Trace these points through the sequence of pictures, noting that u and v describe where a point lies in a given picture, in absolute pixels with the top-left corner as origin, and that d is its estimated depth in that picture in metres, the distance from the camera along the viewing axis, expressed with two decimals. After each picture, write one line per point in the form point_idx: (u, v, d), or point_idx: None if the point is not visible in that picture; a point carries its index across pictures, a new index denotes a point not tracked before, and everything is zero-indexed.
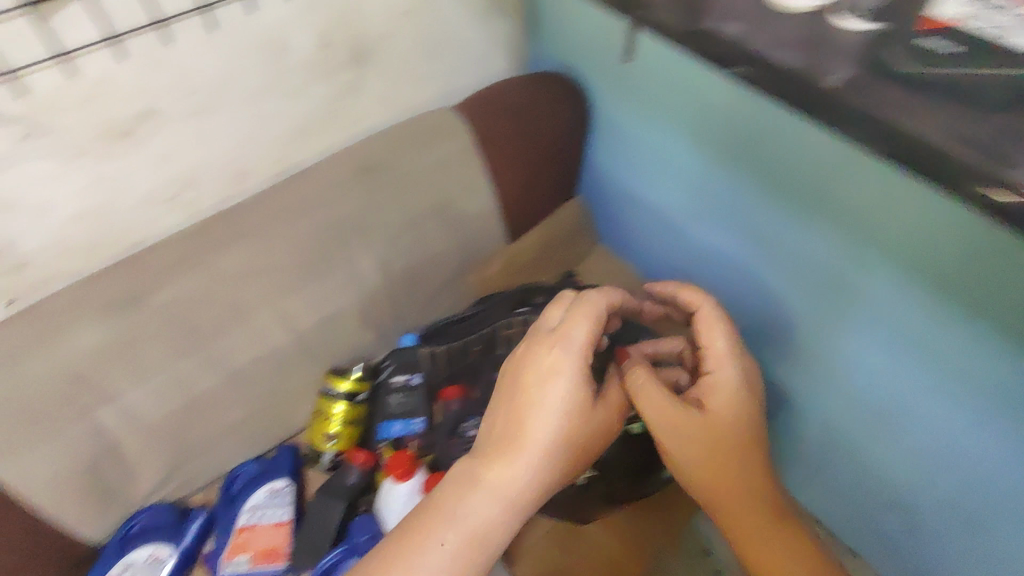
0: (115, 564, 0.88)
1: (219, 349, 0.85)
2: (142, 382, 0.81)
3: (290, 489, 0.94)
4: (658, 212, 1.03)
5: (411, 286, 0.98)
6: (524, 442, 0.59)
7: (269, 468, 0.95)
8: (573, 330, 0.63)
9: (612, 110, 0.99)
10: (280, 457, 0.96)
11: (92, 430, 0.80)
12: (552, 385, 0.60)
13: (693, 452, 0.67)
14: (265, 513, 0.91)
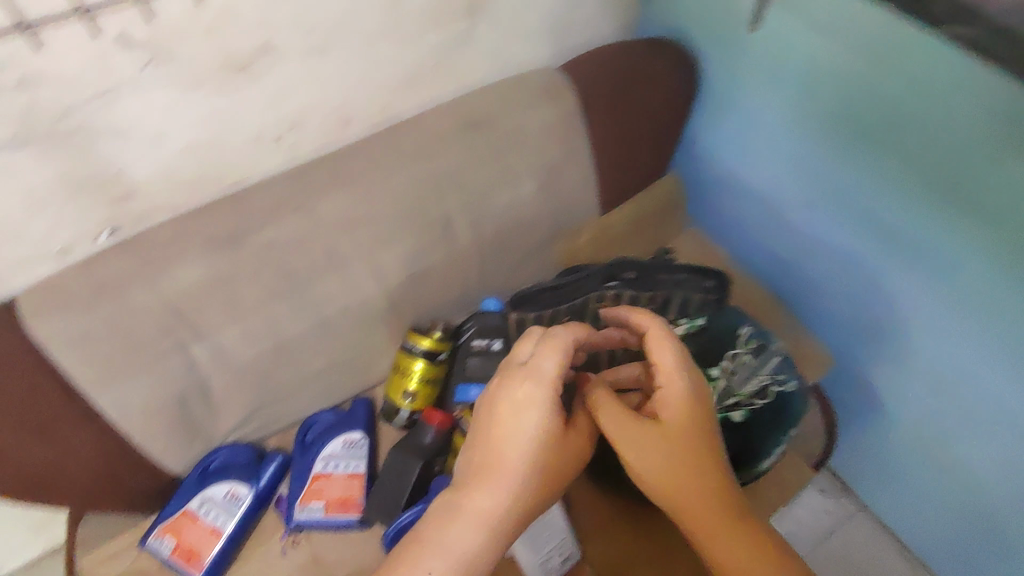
0: (194, 496, 0.89)
1: (312, 295, 0.85)
2: (235, 322, 0.82)
3: (365, 442, 0.95)
4: (762, 194, 1.00)
5: (499, 250, 0.96)
6: (498, 474, 0.60)
7: (345, 419, 0.96)
8: (543, 364, 0.62)
9: (729, 83, 0.94)
10: (355, 409, 0.97)
11: (185, 365, 0.81)
12: (524, 420, 0.61)
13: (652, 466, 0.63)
14: (340, 463, 0.92)
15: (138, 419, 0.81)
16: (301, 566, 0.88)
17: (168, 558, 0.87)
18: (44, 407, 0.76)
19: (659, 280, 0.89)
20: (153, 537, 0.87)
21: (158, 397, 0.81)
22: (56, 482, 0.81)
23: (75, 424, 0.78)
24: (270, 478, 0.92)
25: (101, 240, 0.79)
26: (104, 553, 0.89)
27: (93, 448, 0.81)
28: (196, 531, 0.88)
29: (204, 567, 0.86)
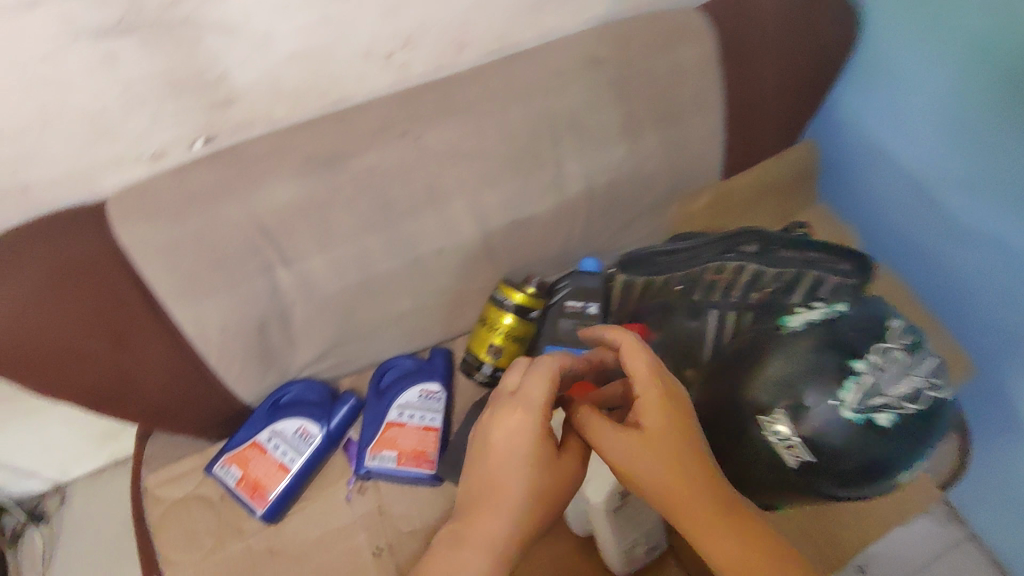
0: (263, 429, 0.86)
1: (406, 231, 0.79)
2: (326, 250, 0.76)
3: (443, 395, 0.90)
4: (909, 176, 0.88)
5: (606, 205, 0.88)
6: (501, 503, 0.57)
7: (424, 369, 0.91)
8: (531, 391, 0.59)
9: (891, 40, 0.82)
10: (434, 360, 0.92)
11: (269, 290, 0.76)
12: (519, 452, 0.58)
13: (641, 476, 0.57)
14: (414, 414, 0.88)
15: (215, 342, 0.77)
16: (366, 514, 0.85)
17: (233, 488, 0.84)
18: (122, 316, 0.72)
19: (784, 259, 0.79)
20: (219, 465, 0.85)
21: (238, 321, 0.76)
22: (128, 395, 0.78)
23: (152, 338, 0.75)
24: (342, 420, 0.88)
25: (195, 148, 0.74)
26: (171, 473, 0.87)
27: (166, 366, 0.77)
28: (263, 465, 0.85)
29: (269, 503, 0.82)
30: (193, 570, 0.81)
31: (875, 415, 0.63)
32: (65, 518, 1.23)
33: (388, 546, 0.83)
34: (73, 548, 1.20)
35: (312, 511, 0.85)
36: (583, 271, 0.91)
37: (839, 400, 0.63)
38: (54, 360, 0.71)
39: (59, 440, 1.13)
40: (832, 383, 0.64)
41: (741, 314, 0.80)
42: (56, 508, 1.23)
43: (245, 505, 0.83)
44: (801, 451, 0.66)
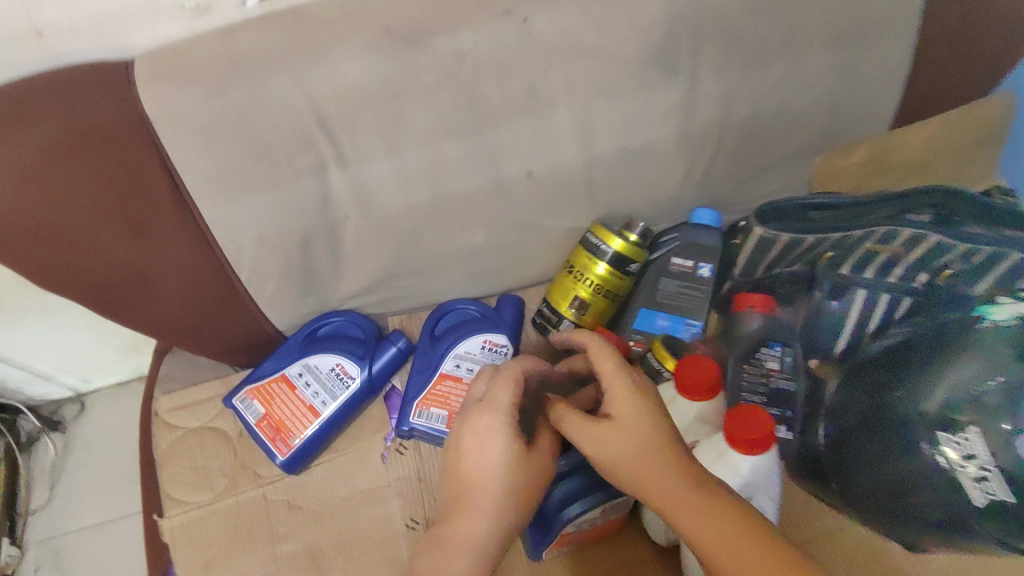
0: (296, 362, 0.73)
1: (492, 144, 0.63)
2: (392, 155, 0.61)
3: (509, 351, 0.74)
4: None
5: (739, 145, 0.71)
6: (479, 506, 0.49)
7: (489, 316, 0.76)
8: (497, 394, 0.52)
9: None
10: (502, 307, 0.76)
11: (318, 196, 0.62)
12: (492, 453, 0.49)
13: (619, 467, 0.47)
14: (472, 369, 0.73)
15: (248, 252, 0.63)
16: (401, 479, 0.72)
17: (252, 426, 0.71)
18: (142, 206, 0.58)
19: None
20: (239, 398, 0.72)
21: (277, 229, 0.62)
22: (144, 305, 0.65)
23: (175, 239, 0.61)
24: (387, 364, 0.74)
25: (249, 5, 0.57)
26: (186, 400, 0.75)
27: (192, 277, 0.64)
28: (290, 404, 0.72)
29: (292, 449, 0.70)
30: (198, 514, 0.70)
31: None
32: (82, 429, 1.14)
33: (425, 521, 0.69)
34: (86, 461, 1.12)
35: (340, 466, 0.72)
36: (695, 223, 0.73)
37: None
38: (57, 249, 0.58)
39: (80, 345, 1.04)
40: None
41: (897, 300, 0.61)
42: (74, 418, 1.15)
43: (263, 448, 0.70)
44: (997, 489, 0.51)
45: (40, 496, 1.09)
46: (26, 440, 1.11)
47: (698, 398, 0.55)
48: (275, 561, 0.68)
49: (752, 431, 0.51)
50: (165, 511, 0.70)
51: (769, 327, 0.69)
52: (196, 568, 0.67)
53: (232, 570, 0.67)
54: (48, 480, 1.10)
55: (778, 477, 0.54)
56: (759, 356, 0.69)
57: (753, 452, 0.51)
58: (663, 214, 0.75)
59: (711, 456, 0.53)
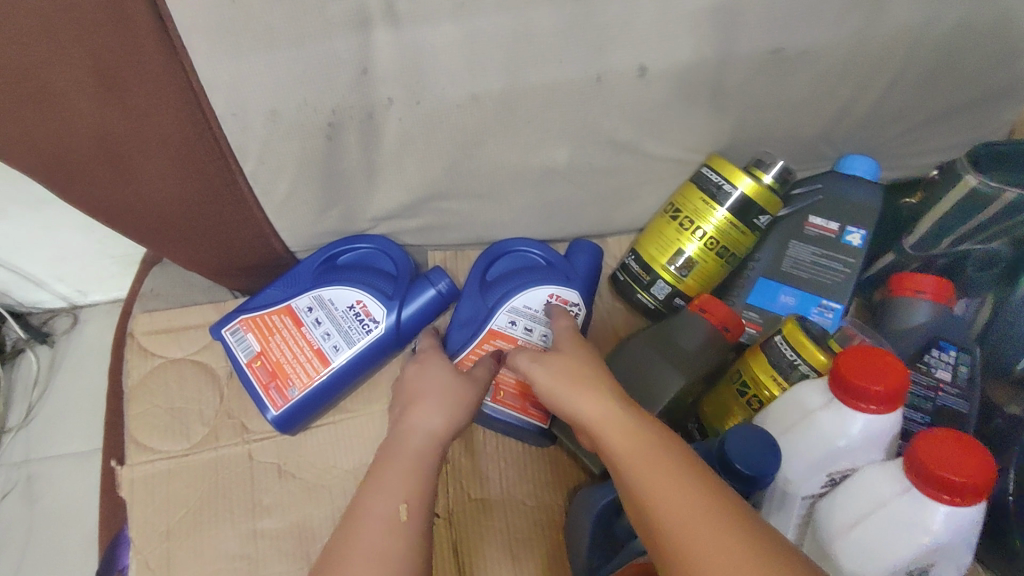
0: (308, 293, 0.57)
1: (601, 18, 0.43)
2: (460, 16, 0.42)
3: (578, 313, 0.57)
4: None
5: (931, 69, 0.51)
6: (424, 404, 0.45)
7: (557, 266, 0.59)
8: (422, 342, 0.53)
9: None
10: (575, 257, 0.59)
11: (355, 62, 0.44)
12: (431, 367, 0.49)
13: (577, 409, 0.40)
14: (528, 328, 0.56)
15: (255, 134, 0.47)
16: None
17: (242, 366, 0.56)
18: (121, 51, 0.40)
19: None
20: (231, 329, 0.57)
21: (295, 106, 0.45)
22: (115, 189, 0.49)
23: (163, 104, 0.43)
24: (416, 313, 0.57)
25: None
26: (170, 323, 0.61)
27: (185, 162, 0.47)
28: (292, 345, 0.56)
29: (289, 403, 0.55)
30: (166, 468, 0.55)
31: None
32: (72, 346, 1.02)
33: (447, 513, 0.54)
34: (73, 380, 1.00)
35: (348, 428, 0.57)
36: (844, 173, 0.55)
37: None
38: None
39: (71, 251, 0.90)
40: None
41: None
42: (64, 332, 1.02)
43: (254, 395, 0.55)
44: None
45: (16, 415, 0.97)
46: (10, 350, 0.99)
47: (864, 410, 0.39)
48: (253, 538, 0.53)
49: (957, 469, 0.34)
50: (126, 458, 0.56)
51: (941, 324, 0.50)
52: (156, 535, 0.53)
53: (199, 544, 0.53)
54: (28, 398, 0.98)
55: (975, 532, 0.37)
56: (925, 362, 0.49)
57: (954, 500, 0.35)
58: (797, 156, 0.58)
59: (884, 493, 0.37)
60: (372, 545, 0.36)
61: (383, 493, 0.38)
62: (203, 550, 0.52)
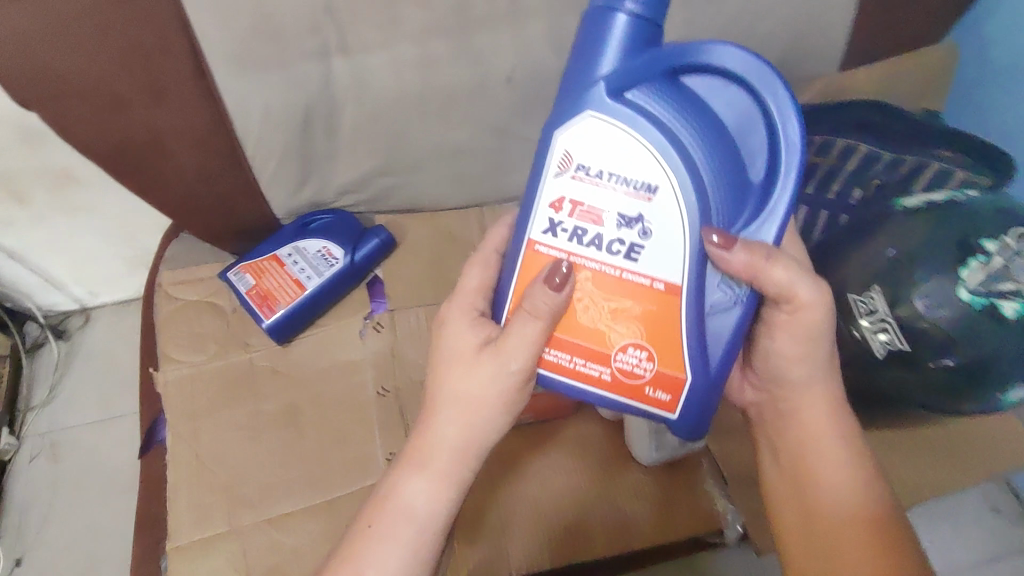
0: (287, 245, 0.81)
1: (475, 46, 0.69)
2: (386, 46, 0.67)
3: (579, 181, 0.48)
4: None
5: None
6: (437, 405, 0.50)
7: (668, 112, 0.46)
8: (466, 287, 0.52)
9: None
10: (614, 29, 0.44)
11: (320, 79, 0.68)
12: (451, 336, 0.50)
13: (801, 418, 0.54)
14: (630, 230, 0.48)
15: (253, 131, 0.70)
16: (377, 353, 0.78)
17: (243, 295, 0.79)
18: (161, 73, 0.63)
19: (918, 148, 0.66)
20: (234, 271, 0.80)
21: (282, 109, 0.69)
22: (156, 173, 0.71)
23: (191, 109, 0.67)
24: (698, 265, 0.48)
25: None
26: (187, 275, 0.82)
27: (204, 147, 0.70)
28: (278, 278, 0.79)
29: (276, 315, 0.77)
30: (191, 371, 0.77)
31: (1000, 301, 0.53)
32: (85, 339, 1.21)
33: (395, 390, 0.76)
34: (87, 366, 1.19)
35: (322, 341, 0.79)
36: None
37: (955, 279, 0.54)
38: (82, 105, 0.63)
39: (90, 255, 1.10)
40: (953, 263, 0.54)
41: (836, 215, 0.65)
42: (78, 328, 1.21)
43: (251, 313, 0.77)
44: (895, 338, 0.58)
45: (40, 394, 1.16)
46: (32, 344, 1.18)
47: None
48: (257, 416, 0.74)
49: None
50: (161, 367, 0.77)
51: None
52: (185, 416, 0.74)
53: (218, 421, 0.74)
54: (49, 381, 1.17)
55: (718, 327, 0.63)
56: None
57: None
58: None
59: None
60: (363, 551, 0.48)
61: (396, 493, 0.49)
62: (222, 423, 0.74)
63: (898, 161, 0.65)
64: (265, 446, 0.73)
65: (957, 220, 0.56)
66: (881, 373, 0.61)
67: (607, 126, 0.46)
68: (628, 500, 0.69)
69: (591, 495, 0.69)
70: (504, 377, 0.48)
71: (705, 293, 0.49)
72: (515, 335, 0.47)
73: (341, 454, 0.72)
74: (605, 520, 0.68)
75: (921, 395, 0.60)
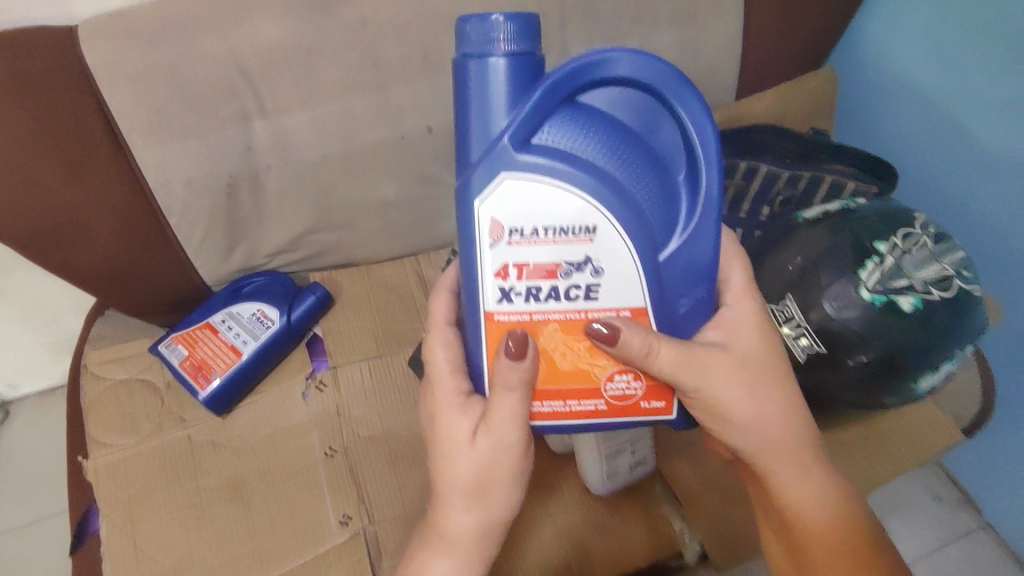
0: (220, 311, 0.79)
1: (393, 100, 0.72)
2: (304, 105, 0.69)
3: (514, 241, 0.46)
4: (930, 101, 0.77)
5: None
6: (445, 497, 0.49)
7: (581, 140, 0.45)
8: (437, 369, 0.50)
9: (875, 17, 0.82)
10: (495, 80, 0.43)
11: (241, 143, 0.68)
12: (443, 423, 0.49)
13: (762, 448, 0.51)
14: (583, 272, 0.47)
15: (175, 201, 0.69)
16: (321, 413, 0.76)
17: (176, 367, 0.76)
18: (78, 146, 0.63)
19: (818, 165, 0.73)
20: (165, 344, 0.78)
21: (204, 176, 0.68)
22: (76, 249, 0.69)
23: (110, 181, 0.65)
24: (656, 285, 0.47)
25: None
26: (116, 353, 0.79)
27: (125, 219, 0.68)
28: (212, 346, 0.77)
29: (212, 385, 0.74)
30: (123, 455, 0.73)
31: (897, 297, 0.57)
32: (5, 436, 1.13)
33: (343, 449, 0.74)
34: (8, 465, 1.11)
35: (262, 407, 0.77)
36: None
37: (856, 280, 0.58)
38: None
39: (8, 345, 1.04)
40: (851, 266, 0.59)
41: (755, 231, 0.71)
42: None
43: (186, 385, 0.75)
44: (815, 341, 0.61)
45: None
46: None
47: None
48: (198, 493, 0.71)
49: None
50: (90, 454, 0.73)
51: None
52: (120, 503, 0.70)
53: (156, 503, 0.71)
54: None
55: None
56: None
57: None
58: None
59: None
60: None
61: None
62: (161, 506, 0.71)
63: (797, 176, 0.74)
64: (208, 524, 0.70)
65: (848, 226, 0.61)
66: (806, 377, 0.63)
67: (523, 182, 0.44)
68: (588, 532, 0.69)
69: (551, 532, 0.69)
70: (504, 449, 0.47)
71: (671, 307, 0.48)
72: (501, 410, 0.46)
73: (289, 524, 0.70)
74: (566, 556, 0.68)
75: (843, 395, 0.63)
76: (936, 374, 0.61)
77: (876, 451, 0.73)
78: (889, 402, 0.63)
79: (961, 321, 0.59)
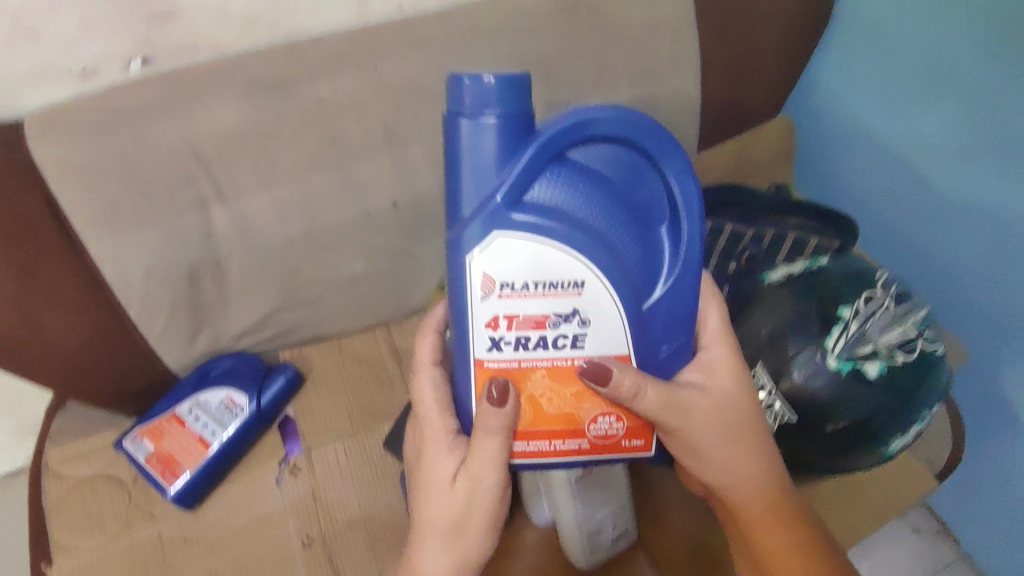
0: (187, 400, 0.77)
1: (356, 178, 0.71)
2: (266, 188, 0.68)
3: (507, 295, 0.43)
4: (887, 151, 0.79)
5: None
6: (423, 531, 0.49)
7: (574, 197, 0.42)
8: (423, 401, 0.49)
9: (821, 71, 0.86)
10: (489, 137, 0.41)
11: (200, 231, 0.67)
12: (427, 457, 0.49)
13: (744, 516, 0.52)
14: (570, 323, 0.44)
15: (135, 295, 0.67)
16: (296, 500, 0.74)
17: (143, 464, 0.74)
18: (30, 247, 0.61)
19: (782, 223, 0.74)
20: (130, 439, 0.75)
21: (163, 267, 0.66)
22: (35, 352, 0.65)
23: (65, 279, 0.63)
24: (641, 332, 0.46)
25: (132, 69, 0.63)
26: (79, 448, 0.77)
27: (84, 315, 0.66)
28: (179, 440, 0.75)
29: (179, 481, 0.72)
30: (90, 559, 0.70)
31: (863, 364, 0.59)
32: None
33: (320, 537, 0.72)
34: None
35: (234, 496, 0.75)
36: None
37: (823, 347, 0.59)
38: None
39: None
40: (816, 333, 0.59)
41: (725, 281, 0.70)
42: None
43: (154, 483, 0.73)
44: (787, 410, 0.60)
45: None
46: None
47: None
48: None
49: None
50: (54, 562, 0.70)
51: None
52: None
53: None
54: None
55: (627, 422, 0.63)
56: None
57: None
58: None
59: None
60: None
61: None
62: None
63: (760, 235, 0.73)
64: None
65: (812, 288, 0.62)
66: (783, 443, 0.62)
67: (513, 241, 0.42)
68: None
69: None
70: (482, 492, 0.46)
71: (654, 352, 0.47)
72: (482, 453, 0.45)
73: None
74: None
75: (818, 460, 0.63)
76: (907, 436, 0.62)
77: (856, 506, 0.73)
78: (864, 464, 0.64)
79: (924, 385, 0.60)
